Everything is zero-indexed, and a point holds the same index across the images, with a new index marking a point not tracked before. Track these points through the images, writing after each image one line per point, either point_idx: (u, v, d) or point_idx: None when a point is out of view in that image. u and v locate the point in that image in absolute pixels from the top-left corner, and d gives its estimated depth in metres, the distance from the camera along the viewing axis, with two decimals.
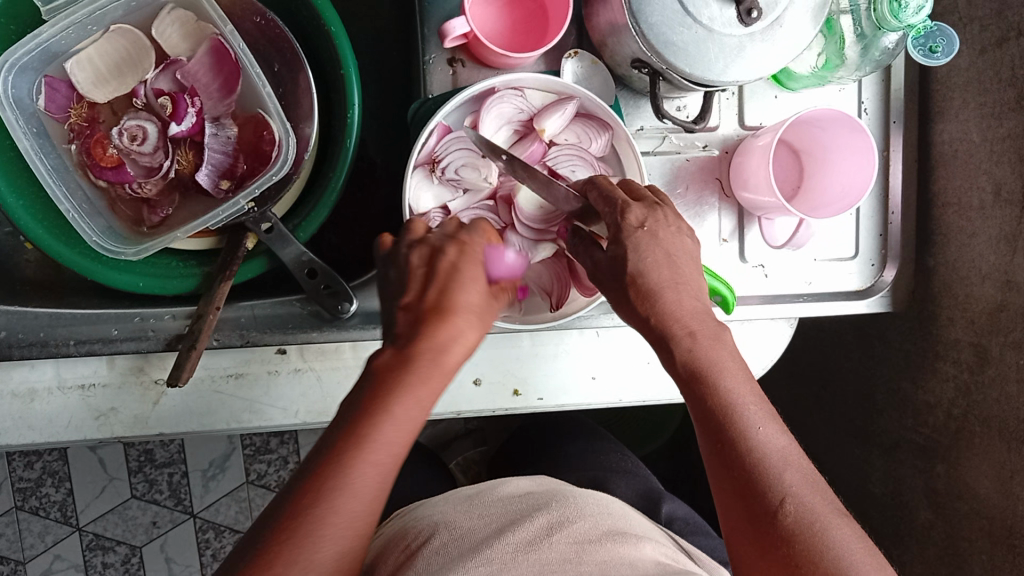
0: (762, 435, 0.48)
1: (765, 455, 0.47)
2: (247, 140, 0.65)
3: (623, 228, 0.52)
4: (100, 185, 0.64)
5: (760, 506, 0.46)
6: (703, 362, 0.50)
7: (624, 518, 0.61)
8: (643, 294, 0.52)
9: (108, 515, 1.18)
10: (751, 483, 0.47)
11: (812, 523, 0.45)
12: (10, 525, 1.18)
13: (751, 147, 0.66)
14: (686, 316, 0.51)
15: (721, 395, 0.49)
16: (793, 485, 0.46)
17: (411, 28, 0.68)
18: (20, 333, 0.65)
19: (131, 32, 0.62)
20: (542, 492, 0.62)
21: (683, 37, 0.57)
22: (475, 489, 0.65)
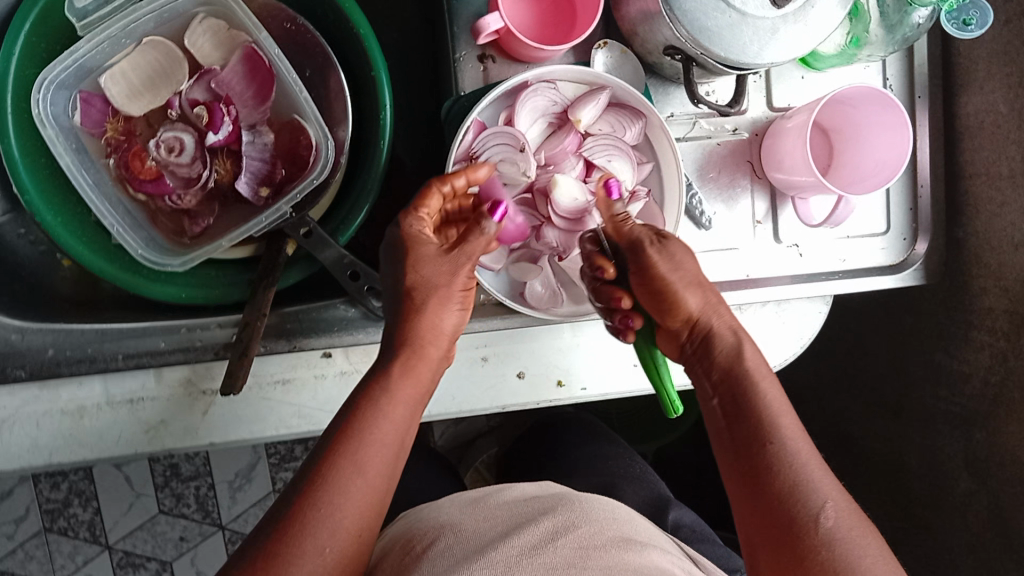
0: (798, 443, 0.50)
1: (800, 461, 0.49)
2: (283, 146, 0.65)
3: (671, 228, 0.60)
4: (139, 199, 0.64)
5: (799, 510, 0.47)
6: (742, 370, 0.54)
7: (629, 524, 0.61)
8: (686, 281, 0.57)
9: (137, 531, 1.19)
10: (790, 482, 0.48)
11: (848, 528, 0.46)
12: (40, 546, 1.18)
13: (782, 128, 0.67)
14: (729, 328, 0.57)
15: (760, 400, 0.52)
16: (830, 492, 0.48)
17: (438, 26, 0.68)
18: (69, 350, 0.65)
19: (163, 44, 0.63)
20: (548, 498, 0.63)
21: (718, 22, 0.58)
22: (481, 491, 0.66)
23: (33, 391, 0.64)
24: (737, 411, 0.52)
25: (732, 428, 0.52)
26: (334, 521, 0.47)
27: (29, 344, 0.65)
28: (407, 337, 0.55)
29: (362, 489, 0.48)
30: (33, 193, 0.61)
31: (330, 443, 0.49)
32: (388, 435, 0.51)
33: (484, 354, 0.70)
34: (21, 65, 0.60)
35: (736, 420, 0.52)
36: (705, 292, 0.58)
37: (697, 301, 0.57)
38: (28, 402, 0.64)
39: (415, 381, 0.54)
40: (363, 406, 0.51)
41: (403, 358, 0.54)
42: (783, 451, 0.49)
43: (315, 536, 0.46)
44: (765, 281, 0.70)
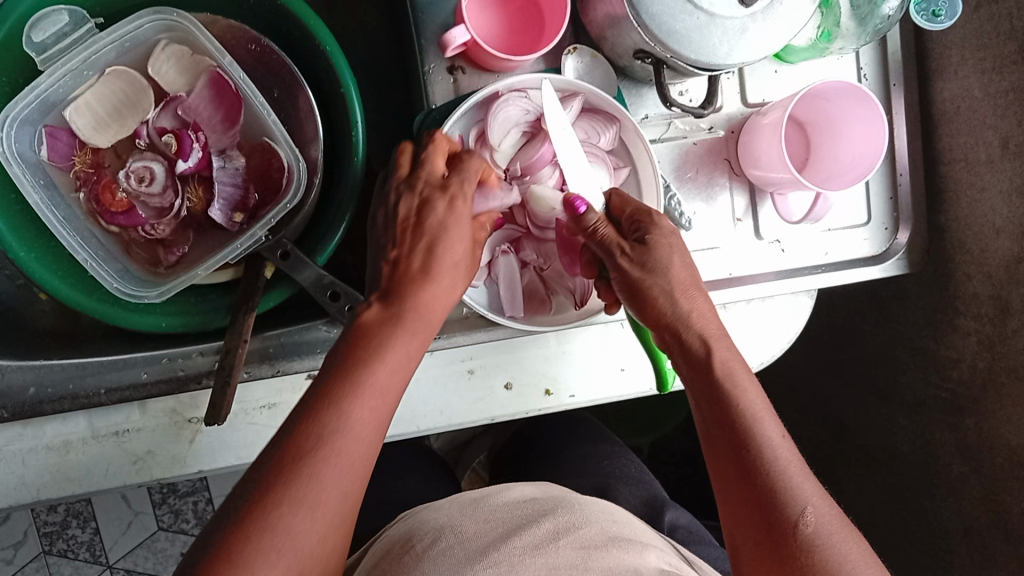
0: (778, 447, 0.50)
1: (783, 465, 0.49)
2: (255, 169, 0.64)
3: (654, 224, 0.58)
4: (113, 231, 0.63)
5: (782, 517, 0.47)
6: (730, 371, 0.54)
7: (628, 524, 0.62)
8: (667, 287, 0.56)
9: (137, 550, 1.18)
10: (772, 487, 0.48)
11: (830, 532, 0.47)
12: (39, 570, 1.17)
13: (758, 125, 0.66)
14: (709, 333, 0.56)
15: (744, 405, 0.51)
16: (812, 496, 0.48)
17: (405, 39, 0.67)
18: (49, 387, 0.64)
19: (127, 73, 0.62)
20: (546, 500, 0.62)
21: (686, 24, 0.57)
22: (479, 491, 0.65)
23: (17, 429, 0.64)
24: (723, 411, 0.52)
25: (716, 428, 0.52)
26: (333, 465, 0.43)
27: (10, 383, 0.64)
28: (410, 302, 0.53)
29: (355, 445, 0.44)
30: (5, 230, 0.61)
31: (323, 384, 0.46)
32: (387, 386, 0.48)
33: (470, 367, 0.69)
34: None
35: (717, 423, 0.52)
36: (683, 295, 0.57)
37: (675, 302, 0.56)
38: (12, 441, 0.64)
39: (413, 339, 0.51)
40: (359, 354, 0.48)
41: (409, 325, 0.52)
42: (764, 455, 0.49)
43: (312, 477, 0.42)
44: (748, 278, 0.70)
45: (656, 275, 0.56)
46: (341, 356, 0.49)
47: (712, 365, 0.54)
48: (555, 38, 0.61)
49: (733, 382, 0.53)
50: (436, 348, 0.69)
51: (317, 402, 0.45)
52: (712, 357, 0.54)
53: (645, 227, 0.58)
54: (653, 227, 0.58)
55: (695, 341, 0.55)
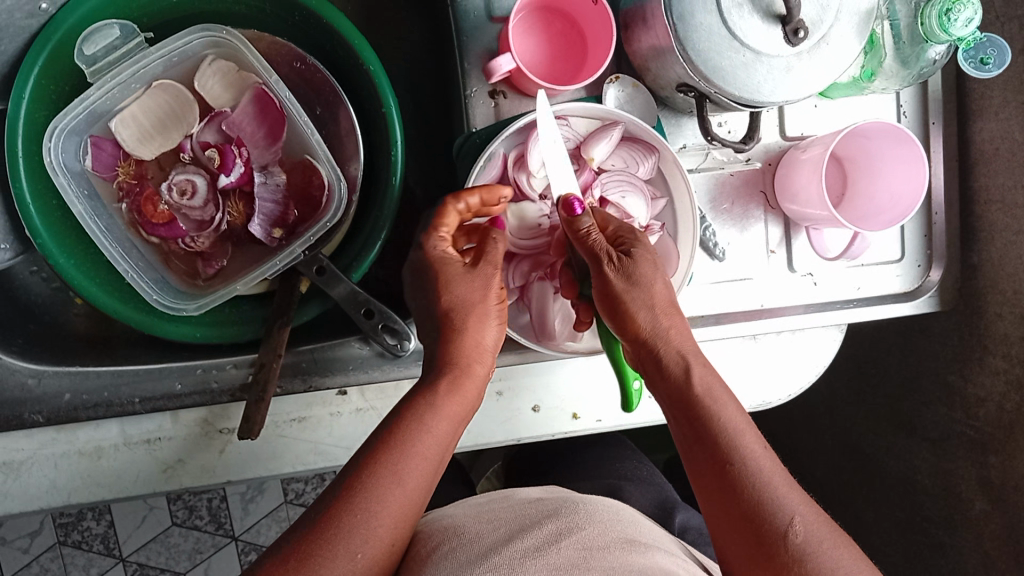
0: (764, 459, 0.51)
1: (767, 478, 0.50)
2: (295, 186, 0.65)
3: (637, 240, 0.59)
4: (153, 242, 0.64)
5: (769, 530, 0.48)
6: (712, 389, 0.54)
7: (634, 525, 0.61)
8: (648, 300, 0.56)
9: (151, 544, 1.19)
10: (760, 501, 0.49)
11: (820, 540, 0.47)
12: (54, 560, 1.18)
13: (796, 160, 0.67)
14: (688, 347, 0.56)
15: (723, 420, 0.52)
16: (796, 504, 0.49)
17: (447, 60, 0.68)
18: (85, 394, 0.65)
19: (173, 87, 0.62)
20: (551, 498, 0.63)
21: (732, 62, 0.57)
22: (486, 495, 0.66)
23: (50, 434, 0.64)
24: (704, 429, 0.53)
25: (697, 445, 0.53)
26: (370, 531, 0.48)
27: (45, 389, 0.65)
28: (449, 360, 0.56)
29: (398, 500, 0.49)
30: (46, 235, 0.61)
31: (367, 450, 0.51)
32: (423, 451, 0.51)
33: (499, 389, 0.70)
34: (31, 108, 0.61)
35: (698, 438, 0.53)
36: (665, 315, 0.56)
37: (653, 314, 0.56)
38: (46, 444, 0.64)
39: (456, 398, 0.54)
40: (400, 420, 0.52)
41: (450, 386, 0.54)
42: (749, 467, 0.50)
43: (347, 541, 0.47)
44: (778, 311, 0.70)
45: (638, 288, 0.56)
46: (388, 423, 0.53)
47: (692, 386, 0.54)
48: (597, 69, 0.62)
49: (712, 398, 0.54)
50: None
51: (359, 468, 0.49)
52: (692, 374, 0.55)
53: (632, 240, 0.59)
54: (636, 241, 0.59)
55: (677, 360, 0.56)
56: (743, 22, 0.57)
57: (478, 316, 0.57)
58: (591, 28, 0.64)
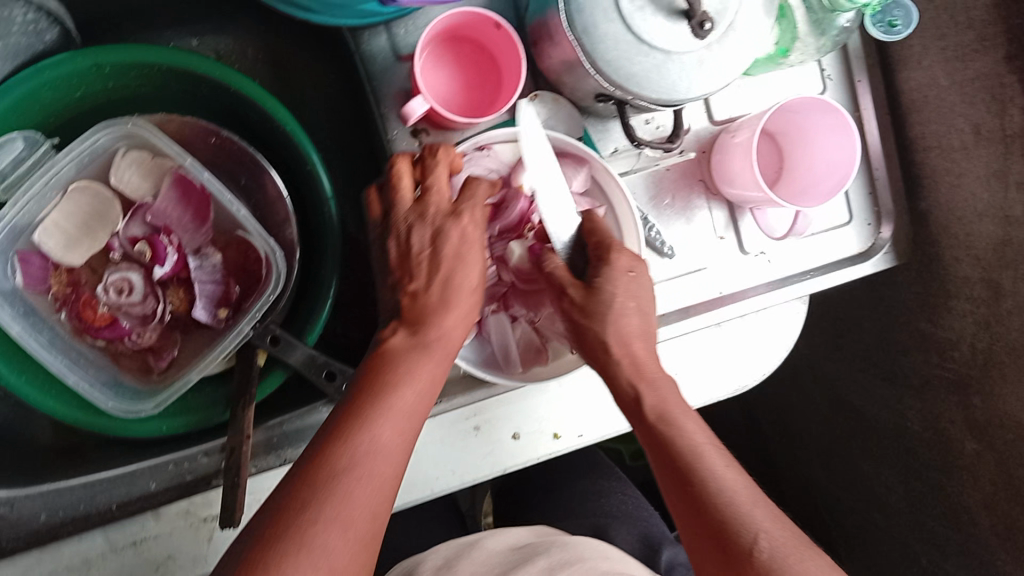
0: (726, 474, 0.52)
1: (730, 492, 0.51)
2: (232, 262, 0.64)
3: (604, 266, 0.58)
4: (100, 345, 0.62)
5: (733, 548, 0.49)
6: (668, 408, 0.56)
7: (622, 561, 0.67)
8: (615, 330, 0.58)
9: None
10: (723, 525, 0.49)
11: (785, 554, 0.47)
12: None
13: (729, 144, 0.66)
14: (646, 375, 0.58)
15: (681, 441, 0.54)
16: (764, 521, 0.49)
17: (366, 105, 0.67)
18: (61, 511, 0.64)
19: (89, 187, 0.61)
20: (541, 543, 0.69)
21: (643, 66, 0.57)
22: (468, 538, 0.72)
23: (34, 555, 0.63)
24: (663, 452, 0.54)
25: (661, 469, 0.54)
26: (353, 493, 0.46)
27: (19, 513, 0.63)
28: (431, 325, 0.54)
29: (378, 465, 0.47)
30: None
31: (344, 410, 0.50)
32: (398, 413, 0.50)
33: (476, 423, 0.69)
34: None
35: (662, 463, 0.54)
36: (627, 340, 0.58)
37: (609, 349, 0.58)
38: (31, 566, 0.63)
39: (428, 363, 0.53)
40: (371, 390, 0.50)
41: (431, 350, 0.54)
42: (711, 490, 0.51)
43: (329, 498, 0.45)
44: (737, 295, 0.70)
45: (596, 320, 0.58)
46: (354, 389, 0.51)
47: (647, 411, 0.56)
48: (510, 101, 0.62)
49: (670, 421, 0.55)
50: (438, 417, 0.69)
51: (344, 423, 0.48)
52: (643, 400, 0.57)
53: (600, 261, 0.59)
54: (606, 268, 0.58)
55: (630, 392, 0.58)
56: (646, 24, 0.56)
57: (468, 289, 0.57)
58: (502, 55, 0.64)
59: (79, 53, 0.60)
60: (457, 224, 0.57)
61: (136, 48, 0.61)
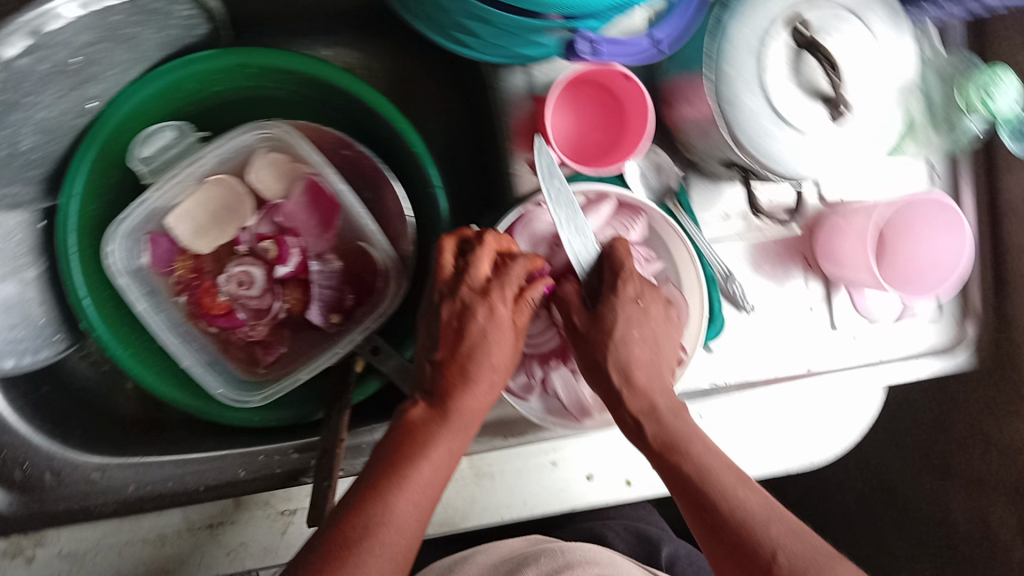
0: (742, 495, 0.56)
1: (746, 509, 0.55)
2: (350, 271, 0.66)
3: (615, 295, 0.61)
4: (212, 331, 0.65)
5: (753, 561, 0.53)
6: (674, 432, 0.58)
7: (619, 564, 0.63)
8: (621, 356, 0.60)
9: None
10: (739, 537, 0.54)
11: (805, 565, 0.52)
12: None
13: (838, 226, 0.68)
14: (652, 406, 0.59)
15: (689, 465, 0.57)
16: (778, 534, 0.54)
17: (492, 137, 0.70)
18: (151, 485, 0.66)
19: (227, 181, 0.64)
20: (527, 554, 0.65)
21: (779, 140, 0.59)
22: (453, 557, 0.68)
23: (114, 523, 0.64)
24: (675, 477, 0.57)
25: (676, 489, 0.58)
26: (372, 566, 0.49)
27: (111, 480, 0.66)
28: (451, 403, 0.56)
29: (394, 538, 0.51)
30: (102, 328, 0.64)
31: (365, 485, 0.53)
32: (419, 483, 0.53)
33: (554, 459, 0.71)
34: (81, 203, 0.63)
35: (677, 485, 0.57)
36: (637, 369, 0.60)
37: (612, 376, 0.60)
38: (109, 533, 0.64)
39: (454, 433, 0.56)
40: (392, 465, 0.53)
41: (451, 424, 0.56)
42: (726, 507, 0.55)
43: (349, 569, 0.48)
44: (823, 370, 0.72)
45: (613, 343, 0.60)
46: (379, 462, 0.54)
47: (653, 442, 0.59)
48: (634, 150, 0.64)
49: (679, 450, 0.58)
50: (520, 445, 0.72)
51: (365, 498, 0.52)
52: (655, 430, 0.59)
53: (608, 291, 0.61)
54: (614, 299, 0.61)
55: (632, 419, 0.60)
56: (786, 101, 0.59)
57: (493, 365, 0.58)
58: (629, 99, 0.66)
59: (226, 52, 0.62)
60: (485, 304, 0.58)
61: (281, 54, 0.63)
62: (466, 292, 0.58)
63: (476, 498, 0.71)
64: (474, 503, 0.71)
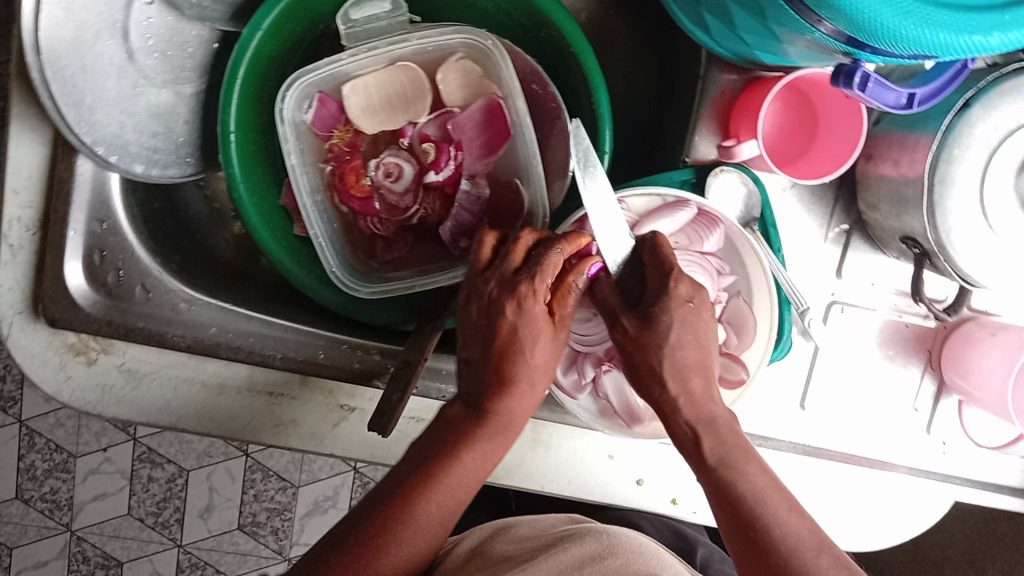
0: (789, 523, 0.52)
1: (793, 540, 0.51)
2: (494, 203, 0.63)
3: (666, 293, 0.54)
4: (342, 210, 0.64)
5: None
6: (726, 448, 0.54)
7: (658, 557, 0.65)
8: (668, 368, 0.55)
9: (166, 434, 1.25)
10: (786, 570, 0.50)
11: None
12: (70, 419, 1.24)
13: (975, 338, 0.65)
14: (704, 416, 0.55)
15: (742, 486, 0.53)
16: (826, 569, 0.50)
17: (676, 123, 0.68)
18: (231, 333, 0.65)
19: (415, 72, 0.62)
20: (572, 530, 0.67)
21: (973, 234, 0.57)
22: (496, 525, 0.74)
23: (181, 356, 0.64)
24: (723, 496, 0.53)
25: (719, 508, 0.54)
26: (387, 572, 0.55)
27: (194, 316, 0.65)
28: (497, 410, 0.56)
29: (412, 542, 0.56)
30: (238, 168, 0.63)
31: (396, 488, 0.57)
32: (447, 491, 0.57)
33: (611, 452, 0.69)
34: (263, 39, 0.62)
35: (720, 502, 0.54)
36: (677, 376, 0.54)
37: (665, 381, 0.55)
38: (174, 365, 0.64)
39: (489, 441, 0.57)
40: (420, 476, 0.56)
41: (491, 429, 0.56)
42: (774, 535, 0.51)
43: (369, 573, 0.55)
44: (899, 466, 0.70)
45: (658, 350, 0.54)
46: (413, 466, 0.57)
47: (707, 456, 0.54)
48: (830, 169, 0.63)
49: (731, 469, 0.54)
50: (582, 427, 0.69)
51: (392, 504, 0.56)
52: (702, 443, 0.54)
53: (658, 291, 0.55)
54: (666, 298, 0.54)
55: (686, 429, 0.55)
56: (997, 201, 0.56)
57: (533, 368, 0.55)
58: (825, 116, 0.64)
59: None
60: (513, 303, 0.53)
61: None
62: (496, 289, 0.54)
63: (526, 461, 0.69)
64: (522, 466, 0.69)
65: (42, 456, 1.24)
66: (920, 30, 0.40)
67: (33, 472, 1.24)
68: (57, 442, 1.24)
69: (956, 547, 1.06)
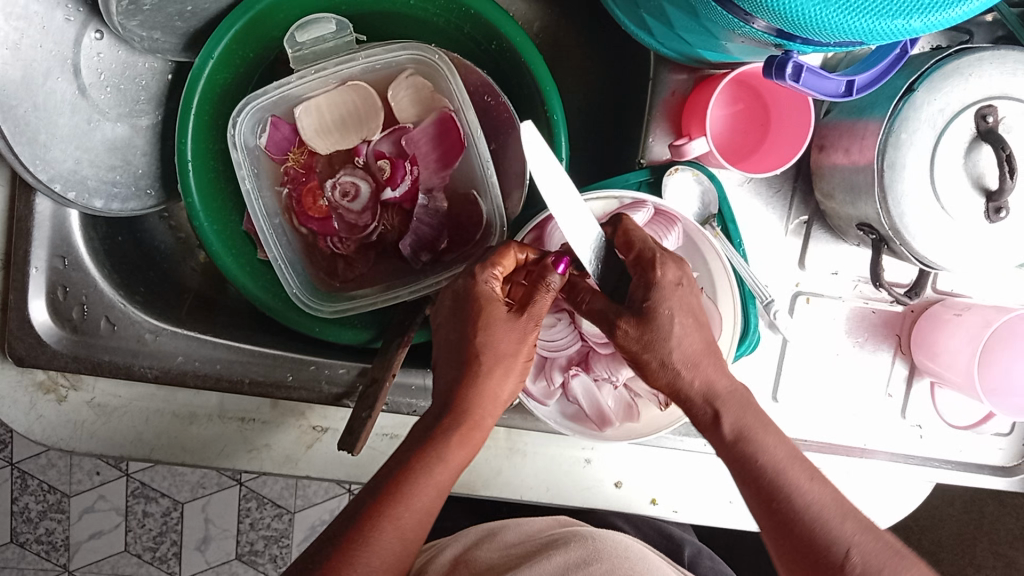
0: (811, 491, 0.52)
1: (815, 506, 0.51)
2: (453, 216, 0.64)
3: (653, 281, 0.53)
4: (302, 232, 0.65)
5: (828, 561, 0.50)
6: (745, 423, 0.53)
7: (642, 560, 0.65)
8: (678, 357, 0.53)
9: (156, 468, 1.24)
10: (813, 539, 0.50)
11: (879, 568, 0.49)
12: (62, 458, 1.23)
13: (943, 320, 0.65)
14: (718, 391, 0.54)
15: (764, 458, 0.52)
16: (853, 534, 0.50)
17: (632, 125, 0.68)
18: (198, 361, 0.65)
19: (365, 91, 0.62)
20: (558, 537, 0.68)
21: (927, 214, 0.57)
22: (486, 528, 0.75)
23: (150, 388, 0.65)
24: (743, 468, 0.53)
25: (743, 480, 0.53)
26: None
27: (161, 347, 0.64)
28: (463, 403, 0.55)
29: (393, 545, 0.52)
30: (195, 196, 0.64)
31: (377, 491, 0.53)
32: (426, 488, 0.53)
33: (589, 457, 0.69)
34: (214, 68, 0.62)
35: (743, 475, 0.53)
36: (689, 365, 0.53)
37: (675, 370, 0.54)
38: (143, 397, 0.65)
39: (460, 440, 0.55)
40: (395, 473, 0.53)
41: (457, 424, 0.55)
42: (798, 505, 0.51)
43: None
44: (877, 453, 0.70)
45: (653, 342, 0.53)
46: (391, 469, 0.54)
47: (726, 430, 0.54)
48: (781, 161, 0.63)
49: (749, 441, 0.53)
50: (557, 434, 0.69)
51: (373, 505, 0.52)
52: (721, 420, 0.54)
53: (645, 282, 0.53)
54: (658, 288, 0.53)
55: (706, 409, 0.54)
56: (947, 182, 0.56)
57: (488, 357, 0.55)
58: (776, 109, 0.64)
59: None
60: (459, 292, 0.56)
61: None
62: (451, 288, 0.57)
63: (502, 472, 0.69)
64: (500, 476, 0.69)
65: (35, 497, 1.23)
66: (841, 16, 0.41)
67: (26, 514, 1.24)
68: (49, 482, 1.23)
69: (947, 533, 1.06)
